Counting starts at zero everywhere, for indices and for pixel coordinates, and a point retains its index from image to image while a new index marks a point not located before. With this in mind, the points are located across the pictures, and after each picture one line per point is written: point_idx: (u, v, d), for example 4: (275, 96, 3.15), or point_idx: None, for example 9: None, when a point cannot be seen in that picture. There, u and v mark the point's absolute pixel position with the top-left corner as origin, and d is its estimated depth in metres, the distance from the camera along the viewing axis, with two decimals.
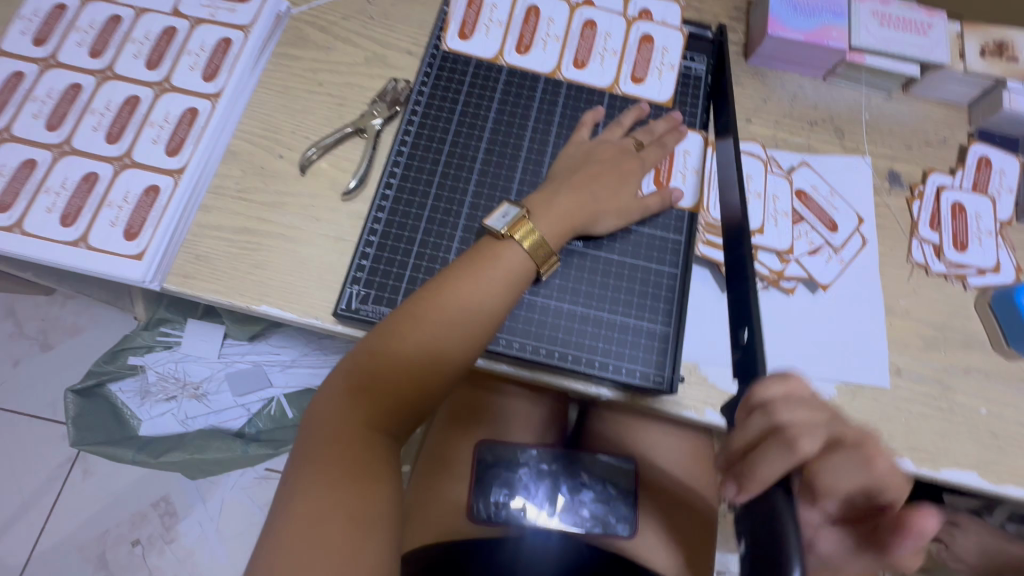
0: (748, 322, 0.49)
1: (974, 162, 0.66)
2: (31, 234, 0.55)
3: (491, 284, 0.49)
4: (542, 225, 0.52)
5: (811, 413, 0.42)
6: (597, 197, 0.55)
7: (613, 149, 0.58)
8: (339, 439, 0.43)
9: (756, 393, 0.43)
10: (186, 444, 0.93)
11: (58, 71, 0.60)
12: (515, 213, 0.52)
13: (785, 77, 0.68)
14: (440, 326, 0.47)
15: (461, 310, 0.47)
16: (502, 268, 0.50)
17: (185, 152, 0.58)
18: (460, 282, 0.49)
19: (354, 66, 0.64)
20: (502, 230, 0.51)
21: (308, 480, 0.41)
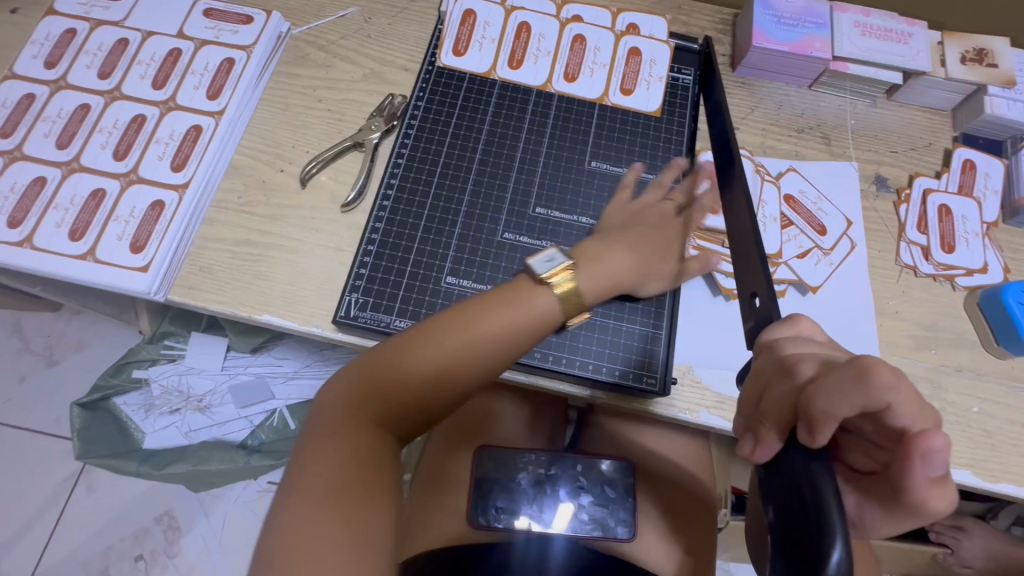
0: (758, 290, 0.46)
1: (959, 165, 0.67)
2: (40, 248, 0.56)
3: (506, 313, 0.47)
4: (582, 280, 0.50)
5: (822, 348, 0.34)
6: (646, 257, 0.55)
7: (659, 212, 0.59)
8: (337, 456, 0.42)
9: (761, 340, 0.37)
10: (190, 455, 0.94)
11: (68, 92, 0.63)
12: (561, 259, 0.49)
13: (772, 86, 0.70)
14: (441, 357, 0.45)
15: (467, 338, 0.46)
16: (521, 300, 0.47)
17: (189, 167, 0.60)
18: (485, 309, 0.47)
19: (353, 82, 0.66)
20: (542, 274, 0.48)
21: (303, 500, 0.40)
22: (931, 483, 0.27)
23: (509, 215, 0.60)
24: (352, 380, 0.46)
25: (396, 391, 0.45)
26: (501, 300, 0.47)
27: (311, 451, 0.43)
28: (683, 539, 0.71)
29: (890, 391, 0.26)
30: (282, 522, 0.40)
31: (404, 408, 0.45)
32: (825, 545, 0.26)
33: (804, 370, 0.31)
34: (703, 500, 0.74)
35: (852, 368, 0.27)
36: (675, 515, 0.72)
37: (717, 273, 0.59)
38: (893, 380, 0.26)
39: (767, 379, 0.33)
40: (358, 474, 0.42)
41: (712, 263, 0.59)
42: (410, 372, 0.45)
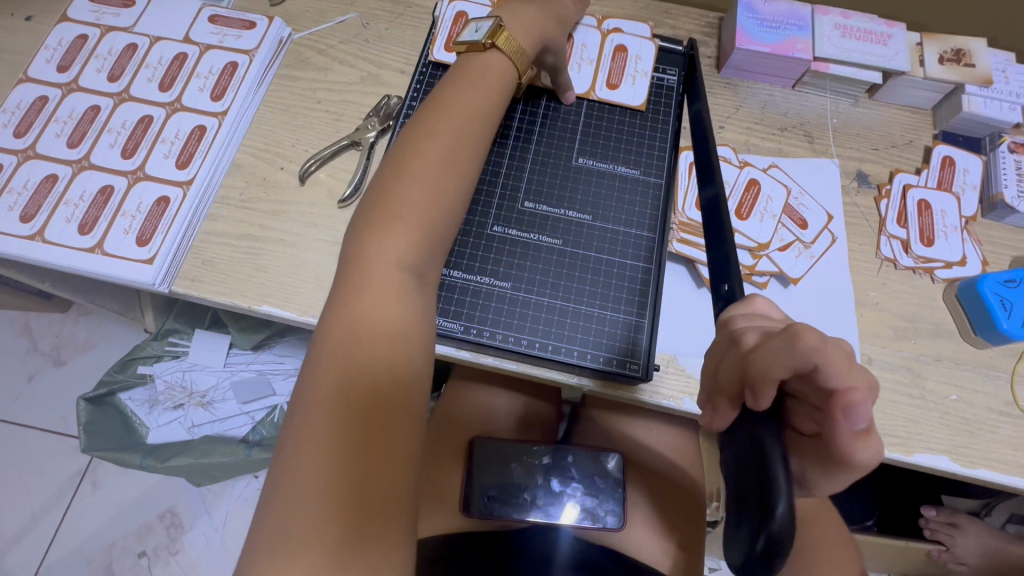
0: (728, 278, 0.46)
1: (938, 162, 0.69)
2: (51, 242, 0.59)
3: (421, 195, 0.45)
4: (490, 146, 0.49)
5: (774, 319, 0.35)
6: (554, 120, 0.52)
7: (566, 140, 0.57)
8: (321, 426, 0.37)
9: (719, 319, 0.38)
10: (192, 449, 0.95)
11: (79, 94, 0.66)
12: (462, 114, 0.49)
13: (756, 86, 0.72)
14: (377, 278, 0.43)
15: (392, 245, 0.43)
16: (441, 177, 0.46)
17: (193, 165, 0.63)
18: (404, 198, 0.44)
19: (351, 84, 0.69)
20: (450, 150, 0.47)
21: (296, 483, 0.36)
22: (862, 443, 0.28)
23: (498, 208, 0.61)
24: (315, 349, 0.41)
25: (353, 336, 0.41)
26: (410, 193, 0.45)
27: (292, 432, 0.38)
28: (672, 526, 0.73)
29: (817, 353, 0.27)
30: (279, 512, 0.35)
31: (375, 344, 0.41)
32: (772, 499, 0.27)
33: (748, 340, 0.32)
34: (690, 490, 0.76)
35: (785, 335, 0.28)
36: (664, 503, 0.74)
37: (700, 265, 0.61)
38: (820, 343, 0.27)
39: (721, 351, 0.34)
40: (349, 434, 0.37)
41: (695, 256, 0.61)
42: (364, 309, 0.42)
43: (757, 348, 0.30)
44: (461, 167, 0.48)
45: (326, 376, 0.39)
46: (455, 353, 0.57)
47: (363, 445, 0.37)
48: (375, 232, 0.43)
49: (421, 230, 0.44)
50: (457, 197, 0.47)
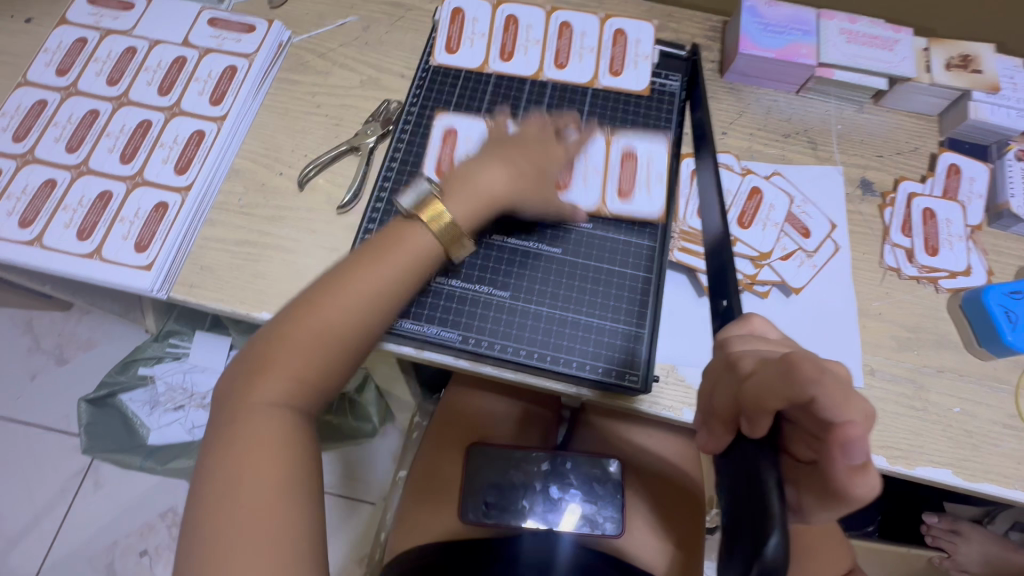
0: (725, 294, 0.57)
1: (944, 169, 0.68)
2: (50, 247, 0.59)
3: (369, 266, 0.47)
4: (452, 208, 0.51)
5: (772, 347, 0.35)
6: (525, 187, 0.55)
7: (536, 127, 0.59)
8: (237, 470, 0.41)
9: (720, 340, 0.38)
10: (191, 452, 0.98)
11: (79, 98, 0.65)
12: (428, 190, 0.52)
13: (759, 92, 0.72)
14: (327, 297, 0.46)
15: (333, 306, 0.46)
16: (394, 249, 0.49)
17: (192, 170, 0.63)
18: (354, 264, 0.48)
19: (351, 89, 0.69)
20: (409, 209, 0.50)
21: (206, 518, 0.39)
22: (858, 476, 0.28)
23: None
24: (262, 351, 0.45)
25: (274, 391, 0.44)
26: (363, 265, 0.48)
27: (208, 467, 0.41)
28: (671, 529, 0.73)
29: (817, 386, 0.27)
30: (192, 543, 0.39)
31: (319, 353, 0.45)
32: (766, 532, 0.28)
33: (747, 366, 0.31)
34: (690, 494, 0.75)
35: (783, 364, 0.28)
36: (663, 508, 0.74)
37: (701, 274, 0.60)
38: (819, 375, 0.27)
39: (720, 375, 0.34)
40: (258, 482, 0.40)
41: (697, 264, 0.60)
42: (310, 320, 0.45)
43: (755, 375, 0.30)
44: (416, 237, 0.49)
45: (247, 423, 0.43)
46: (452, 362, 0.57)
47: (275, 492, 0.40)
48: (318, 290, 0.46)
49: (370, 252, 0.48)
50: (414, 266, 0.49)
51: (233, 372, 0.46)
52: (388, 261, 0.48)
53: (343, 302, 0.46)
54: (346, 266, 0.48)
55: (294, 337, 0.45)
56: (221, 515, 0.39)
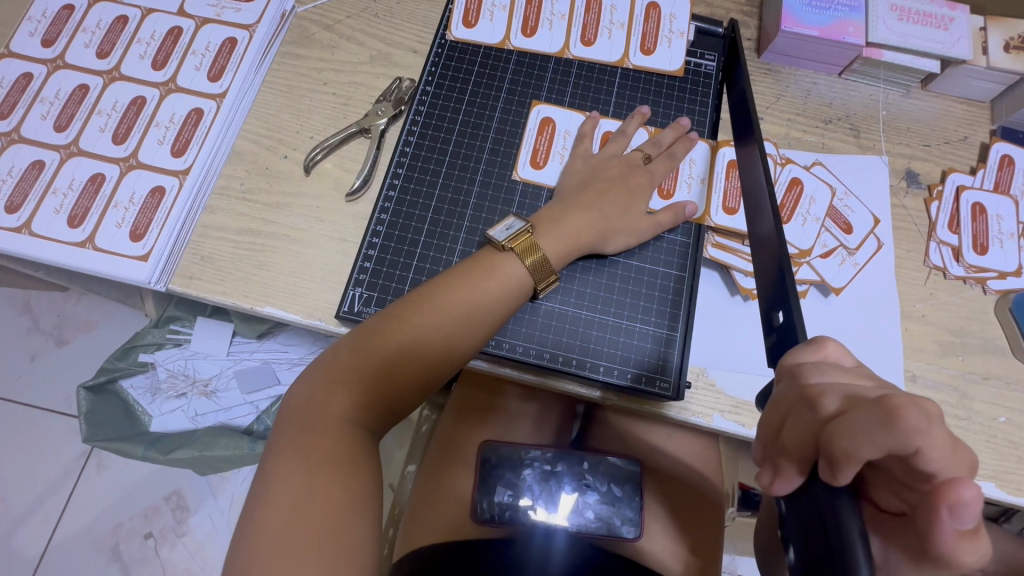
0: (784, 304, 0.43)
1: (996, 161, 0.63)
2: (39, 234, 0.55)
3: (460, 291, 0.47)
4: (545, 243, 0.51)
5: (852, 377, 0.32)
6: (606, 215, 0.54)
7: (621, 163, 0.57)
8: (303, 484, 0.40)
9: (783, 364, 0.35)
10: (195, 441, 0.93)
11: (66, 71, 0.61)
12: (519, 226, 0.51)
13: (799, 73, 0.67)
14: (411, 318, 0.46)
15: (422, 330, 0.46)
16: (483, 276, 0.48)
17: (190, 152, 0.58)
18: (444, 285, 0.47)
19: (359, 65, 0.64)
20: (502, 242, 0.50)
21: (261, 528, 0.38)
22: (959, 537, 0.27)
23: (521, 206, 0.58)
24: (336, 364, 0.45)
25: (343, 413, 0.44)
26: (454, 289, 0.47)
27: (272, 474, 0.41)
28: (687, 534, 0.70)
29: (920, 436, 0.26)
30: (243, 550, 0.38)
31: (395, 373, 0.45)
32: None
33: (828, 405, 0.30)
34: (708, 499, 0.73)
35: (880, 409, 0.27)
36: (680, 512, 0.71)
37: (736, 272, 0.57)
38: (923, 424, 0.26)
39: (789, 408, 0.32)
40: (320, 500, 0.39)
41: (730, 261, 0.57)
42: (388, 336, 0.45)
43: (842, 417, 0.28)
44: (507, 268, 0.49)
45: (318, 436, 0.42)
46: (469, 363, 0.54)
47: (331, 518, 0.39)
48: (409, 310, 0.46)
49: (456, 275, 0.48)
50: (500, 296, 0.48)
51: (306, 385, 0.46)
52: (477, 287, 0.48)
53: (433, 326, 0.46)
54: (434, 287, 0.48)
55: (380, 358, 0.45)
56: (280, 528, 0.38)
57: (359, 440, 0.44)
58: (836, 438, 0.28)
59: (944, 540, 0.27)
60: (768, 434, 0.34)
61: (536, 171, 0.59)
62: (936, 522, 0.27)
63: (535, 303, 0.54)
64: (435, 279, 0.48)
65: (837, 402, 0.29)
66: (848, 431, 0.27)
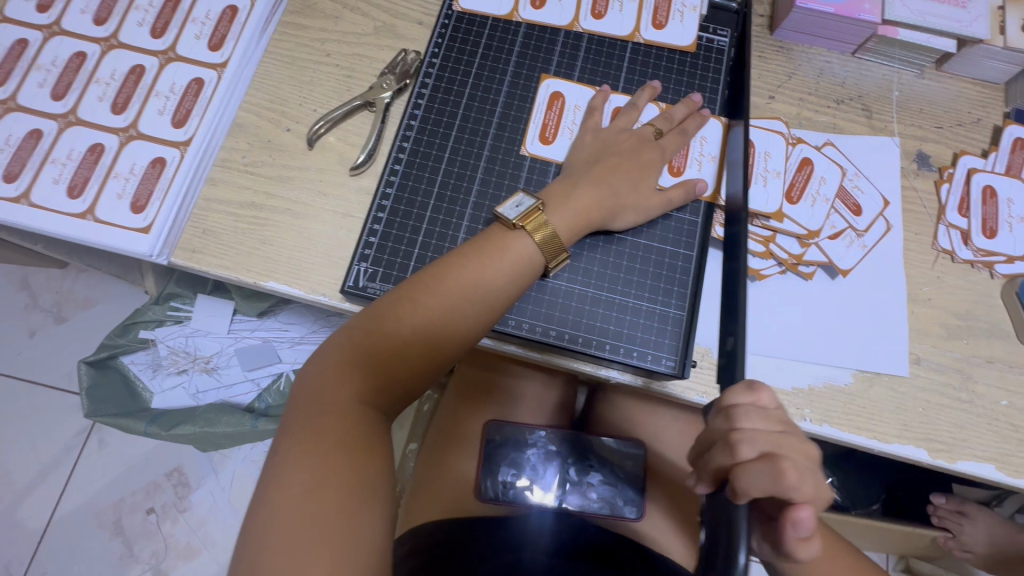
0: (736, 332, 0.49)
1: (1009, 144, 0.63)
2: (38, 205, 0.54)
3: (474, 271, 0.46)
4: (554, 219, 0.50)
5: (771, 426, 0.40)
6: (617, 191, 0.53)
7: (633, 138, 0.56)
8: (315, 467, 0.40)
9: (721, 401, 0.43)
10: (196, 417, 0.94)
11: (62, 38, 0.59)
12: (529, 204, 0.50)
13: (812, 52, 0.65)
14: (423, 298, 0.45)
15: (435, 310, 0.45)
16: (496, 255, 0.47)
17: (191, 123, 0.57)
18: (456, 265, 0.47)
19: (363, 36, 0.62)
20: (513, 220, 0.48)
21: (274, 511, 0.38)
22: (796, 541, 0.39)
23: (528, 182, 0.57)
24: (347, 345, 0.45)
25: (355, 394, 0.44)
26: (468, 269, 0.47)
27: (284, 457, 0.41)
28: (688, 516, 0.70)
29: (795, 488, 0.37)
30: (254, 532, 0.38)
31: (407, 355, 0.45)
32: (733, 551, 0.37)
33: (743, 453, 0.39)
34: None
35: (769, 466, 0.38)
36: (681, 495, 0.71)
37: None
38: (795, 479, 0.38)
39: (717, 443, 0.42)
40: (333, 483, 0.40)
41: None
42: (399, 317, 0.45)
43: (747, 465, 0.39)
44: (519, 246, 0.48)
45: (331, 420, 0.42)
46: None
47: (341, 501, 0.39)
48: (421, 290, 0.46)
49: (468, 254, 0.47)
50: (513, 276, 0.48)
51: (316, 366, 0.45)
52: (490, 267, 0.47)
53: (445, 308, 0.46)
54: (444, 267, 0.47)
55: (392, 339, 0.45)
56: (293, 512, 0.38)
57: (372, 423, 0.44)
58: (738, 478, 0.38)
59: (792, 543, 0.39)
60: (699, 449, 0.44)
61: (545, 146, 0.58)
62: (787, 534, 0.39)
63: (541, 281, 0.53)
64: (445, 258, 0.47)
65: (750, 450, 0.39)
66: (744, 475, 0.38)
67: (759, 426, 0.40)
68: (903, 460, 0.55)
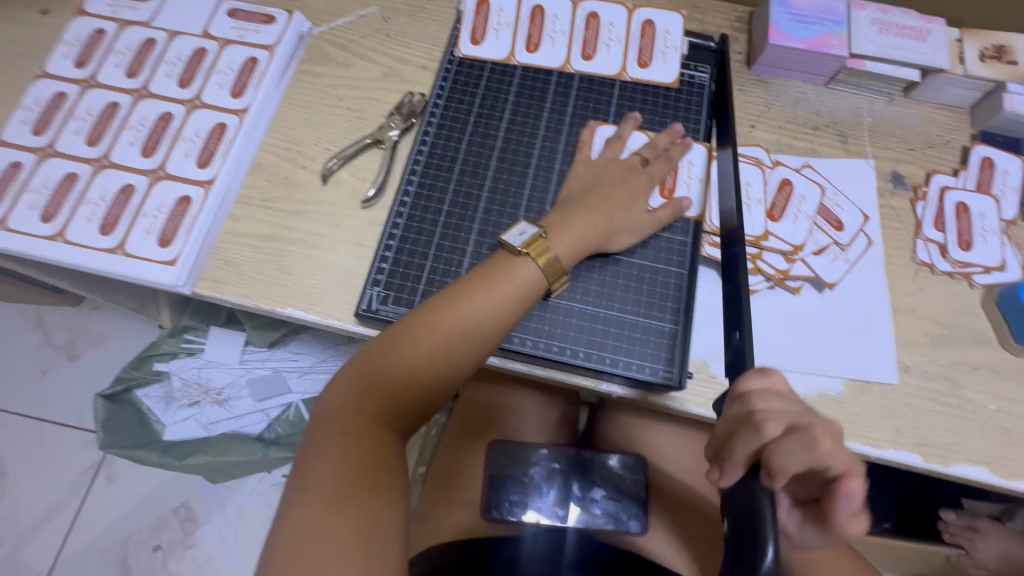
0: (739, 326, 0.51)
1: (977, 163, 0.67)
2: (72, 242, 0.58)
3: (481, 298, 0.50)
4: (556, 245, 0.54)
5: (788, 403, 0.41)
6: (611, 216, 0.57)
7: (621, 167, 0.60)
8: (336, 488, 0.43)
9: (737, 388, 0.43)
10: (209, 447, 0.97)
11: (98, 90, 0.64)
12: (532, 231, 0.54)
13: (788, 84, 0.70)
14: (436, 325, 0.49)
15: (447, 335, 0.49)
16: (502, 281, 0.51)
17: (215, 163, 0.62)
18: (464, 294, 0.50)
19: (373, 81, 0.68)
20: (518, 246, 0.52)
21: (297, 526, 0.41)
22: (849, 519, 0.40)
23: (528, 210, 0.61)
24: (362, 370, 0.48)
25: (374, 416, 0.47)
26: (476, 296, 0.50)
27: (305, 478, 0.43)
28: (694, 536, 0.69)
29: (831, 456, 0.38)
30: (279, 549, 0.40)
31: (423, 376, 0.48)
32: (761, 545, 0.36)
33: (771, 430, 0.39)
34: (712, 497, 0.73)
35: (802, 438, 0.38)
36: (688, 511, 0.71)
37: None
38: (832, 447, 0.38)
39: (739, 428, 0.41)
40: (354, 499, 0.42)
41: None
42: (415, 343, 0.48)
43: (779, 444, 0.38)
44: (523, 273, 0.52)
45: (351, 440, 0.45)
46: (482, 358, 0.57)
47: (364, 518, 0.42)
48: (435, 314, 0.49)
49: (477, 282, 0.51)
50: (518, 301, 0.51)
51: (336, 390, 0.48)
52: (499, 293, 0.50)
53: (457, 332, 0.49)
54: (456, 293, 0.50)
55: (407, 365, 0.48)
56: (316, 529, 0.40)
57: (387, 445, 0.46)
58: (775, 456, 0.38)
59: (840, 522, 0.40)
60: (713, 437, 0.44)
61: (544, 176, 0.62)
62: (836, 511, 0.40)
63: (543, 301, 0.57)
64: (456, 285, 0.51)
65: (778, 428, 0.39)
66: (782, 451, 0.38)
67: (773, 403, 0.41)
68: (898, 465, 0.56)
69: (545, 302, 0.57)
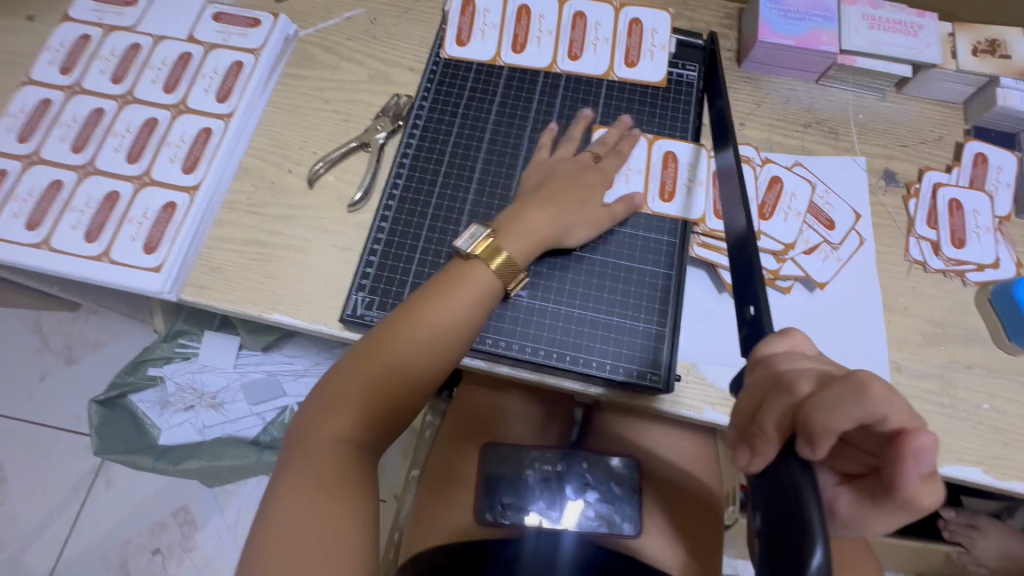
0: (753, 299, 0.46)
1: (970, 159, 0.66)
2: (58, 249, 0.58)
3: (453, 305, 0.50)
4: (506, 245, 0.53)
5: (816, 363, 0.35)
6: None
7: (608, 168, 0.60)
8: (307, 499, 0.42)
9: (757, 354, 0.38)
10: (203, 452, 0.97)
11: (83, 96, 0.64)
12: (484, 232, 0.53)
13: (778, 81, 0.70)
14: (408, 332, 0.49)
15: (406, 344, 0.48)
16: (471, 287, 0.51)
17: (200, 169, 0.61)
18: (434, 301, 0.50)
19: (359, 83, 0.67)
20: (468, 250, 0.52)
21: (273, 532, 0.41)
22: (921, 482, 0.29)
23: None
24: (333, 379, 0.48)
25: (348, 424, 0.46)
26: (447, 302, 0.50)
27: (283, 489, 0.43)
28: (684, 536, 0.70)
29: (886, 405, 0.29)
30: (255, 561, 0.40)
31: (398, 382, 0.48)
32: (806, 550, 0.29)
33: (805, 388, 0.32)
34: (705, 498, 0.73)
35: (851, 383, 0.29)
36: (681, 512, 0.72)
37: (722, 270, 0.59)
38: (887, 395, 0.29)
39: (765, 393, 0.34)
40: (329, 504, 0.43)
41: (716, 259, 0.59)
42: (387, 351, 0.48)
43: (818, 397, 0.31)
44: (479, 277, 0.51)
45: (325, 446, 0.45)
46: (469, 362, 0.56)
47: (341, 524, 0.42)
48: (404, 321, 0.49)
49: (449, 287, 0.50)
50: (488, 307, 0.51)
51: (314, 398, 0.48)
52: (469, 300, 0.50)
53: (429, 339, 0.49)
54: (426, 301, 0.50)
55: (380, 373, 0.47)
56: (289, 536, 0.41)
57: (363, 450, 0.46)
58: (814, 416, 0.30)
59: (910, 489, 0.29)
60: (737, 417, 0.37)
61: None
62: (905, 476, 0.29)
63: (530, 304, 0.56)
64: (426, 293, 0.50)
65: (810, 383, 0.32)
66: (824, 403, 0.30)
67: (798, 360, 0.35)
68: None
69: (506, 302, 0.57)
